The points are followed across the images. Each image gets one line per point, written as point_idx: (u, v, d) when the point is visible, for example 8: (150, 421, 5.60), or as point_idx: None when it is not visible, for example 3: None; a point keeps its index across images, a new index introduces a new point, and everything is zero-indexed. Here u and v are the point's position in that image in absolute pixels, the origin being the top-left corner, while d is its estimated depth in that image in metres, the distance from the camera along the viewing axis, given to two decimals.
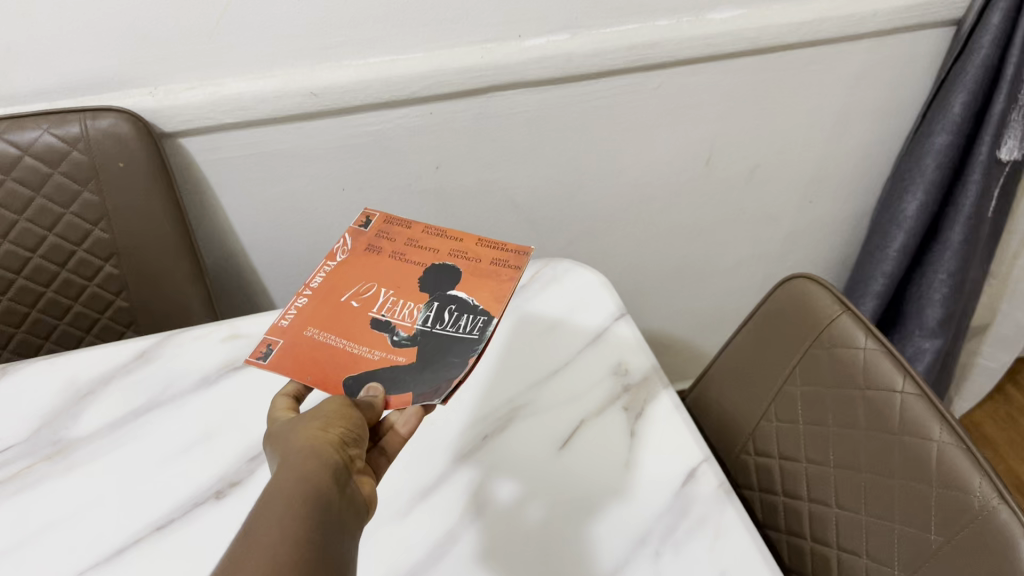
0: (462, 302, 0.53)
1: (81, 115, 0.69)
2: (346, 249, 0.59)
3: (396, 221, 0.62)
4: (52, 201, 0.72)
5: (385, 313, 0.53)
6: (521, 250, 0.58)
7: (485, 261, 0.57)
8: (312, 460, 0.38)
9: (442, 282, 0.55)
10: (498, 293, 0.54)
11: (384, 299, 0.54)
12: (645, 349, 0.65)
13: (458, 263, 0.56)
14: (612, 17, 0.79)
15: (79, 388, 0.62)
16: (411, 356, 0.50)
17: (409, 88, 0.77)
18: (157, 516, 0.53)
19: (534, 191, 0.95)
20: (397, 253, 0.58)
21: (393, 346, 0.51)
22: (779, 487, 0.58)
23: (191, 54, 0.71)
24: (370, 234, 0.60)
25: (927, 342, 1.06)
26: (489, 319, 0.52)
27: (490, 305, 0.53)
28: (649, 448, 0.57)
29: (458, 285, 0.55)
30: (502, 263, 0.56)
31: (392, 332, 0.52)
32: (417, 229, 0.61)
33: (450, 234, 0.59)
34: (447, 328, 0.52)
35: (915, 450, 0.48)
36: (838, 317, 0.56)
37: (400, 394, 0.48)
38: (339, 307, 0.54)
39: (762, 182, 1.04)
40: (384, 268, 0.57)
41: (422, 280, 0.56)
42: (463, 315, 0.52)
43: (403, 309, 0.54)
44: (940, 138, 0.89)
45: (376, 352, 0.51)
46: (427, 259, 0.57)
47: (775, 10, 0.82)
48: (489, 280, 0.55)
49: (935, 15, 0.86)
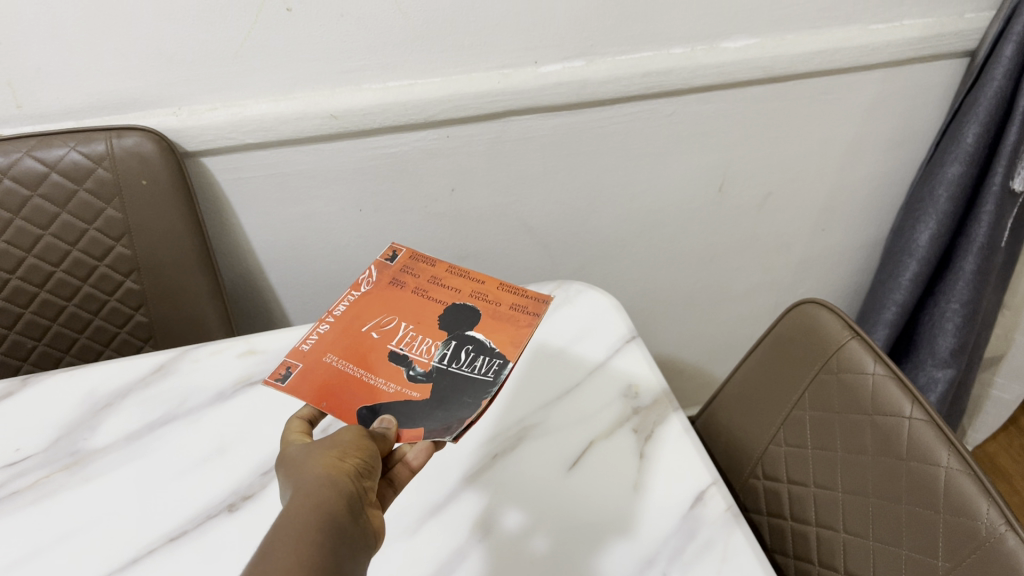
0: (480, 343, 0.55)
1: (107, 133, 0.71)
2: (371, 280, 0.60)
3: (420, 258, 0.63)
4: (77, 217, 0.73)
5: (403, 347, 0.54)
6: (539, 297, 0.60)
7: (505, 305, 0.58)
8: (329, 488, 0.39)
9: (461, 321, 0.56)
10: (515, 338, 0.55)
11: (404, 333, 0.55)
12: (655, 372, 0.66)
13: (478, 305, 0.58)
14: (628, 45, 0.80)
15: (96, 402, 0.63)
16: (425, 392, 0.51)
17: (426, 112, 0.79)
18: (171, 528, 0.53)
19: (548, 215, 0.96)
20: (420, 289, 0.59)
21: (409, 381, 0.52)
22: (787, 512, 0.58)
23: (215, 75, 0.73)
24: (394, 268, 0.62)
25: (940, 372, 1.05)
26: (504, 363, 0.53)
27: (506, 349, 0.54)
28: (657, 471, 0.57)
29: (476, 326, 0.56)
30: (521, 309, 0.58)
31: (408, 365, 0.53)
32: (441, 267, 0.62)
33: (473, 276, 0.61)
34: (463, 367, 0.53)
35: (923, 476, 0.48)
36: (847, 342, 0.57)
37: (412, 428, 0.48)
38: (359, 337, 0.55)
39: (775, 210, 1.04)
40: (406, 302, 0.58)
41: (442, 317, 0.57)
42: (480, 356, 0.54)
43: (422, 344, 0.55)
44: (953, 168, 0.90)
45: (392, 384, 0.51)
46: (448, 297, 0.59)
47: (789, 39, 0.83)
48: (507, 324, 0.56)
49: (948, 46, 0.87)
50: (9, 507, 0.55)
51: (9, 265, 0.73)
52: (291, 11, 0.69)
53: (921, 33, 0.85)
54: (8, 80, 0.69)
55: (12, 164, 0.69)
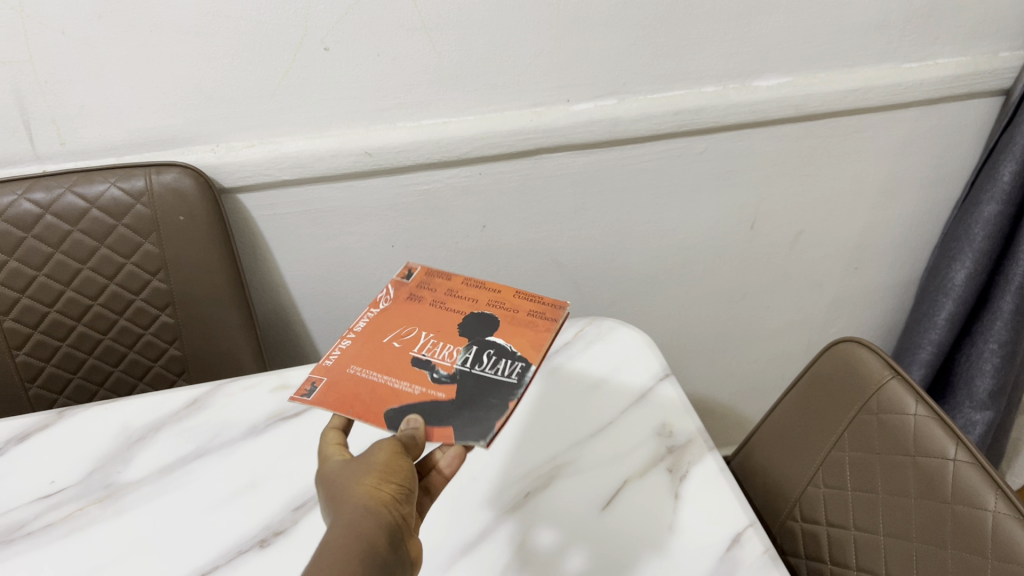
0: (501, 346, 0.54)
1: (147, 170, 0.72)
2: (389, 296, 0.60)
3: (436, 274, 0.63)
4: (115, 252, 0.74)
5: (427, 354, 0.54)
6: (556, 303, 0.59)
7: (522, 313, 0.57)
8: (369, 519, 0.39)
9: (480, 328, 0.56)
10: (534, 343, 0.54)
11: (426, 340, 0.55)
12: (689, 411, 0.65)
13: (497, 312, 0.57)
14: (659, 84, 0.81)
15: (131, 435, 0.63)
16: (450, 391, 0.51)
17: (459, 149, 0.80)
18: (204, 561, 0.53)
19: (578, 250, 0.96)
20: (438, 302, 0.59)
21: (434, 382, 0.51)
22: (826, 556, 0.56)
23: (253, 113, 0.75)
24: (411, 285, 0.61)
25: (978, 414, 1.03)
26: (526, 366, 0.52)
27: (527, 353, 0.54)
28: (692, 511, 0.56)
29: (495, 332, 0.55)
30: (539, 316, 0.57)
31: (432, 368, 0.53)
32: (457, 281, 0.62)
33: (489, 285, 0.60)
34: (486, 370, 0.52)
35: (969, 520, 0.47)
36: (887, 382, 0.56)
37: (441, 428, 0.48)
38: (385, 345, 0.55)
39: (807, 249, 1.03)
40: (427, 312, 0.58)
41: (461, 325, 0.56)
42: (502, 359, 0.53)
43: (443, 350, 0.54)
44: (990, 207, 0.89)
45: (417, 386, 0.51)
46: (466, 308, 0.58)
47: (821, 78, 0.84)
48: (526, 330, 0.56)
49: (983, 85, 0.87)
50: (43, 540, 0.55)
51: (47, 299, 0.74)
52: (328, 50, 0.71)
53: (955, 72, 0.85)
54: (52, 118, 0.71)
55: (53, 200, 0.71)
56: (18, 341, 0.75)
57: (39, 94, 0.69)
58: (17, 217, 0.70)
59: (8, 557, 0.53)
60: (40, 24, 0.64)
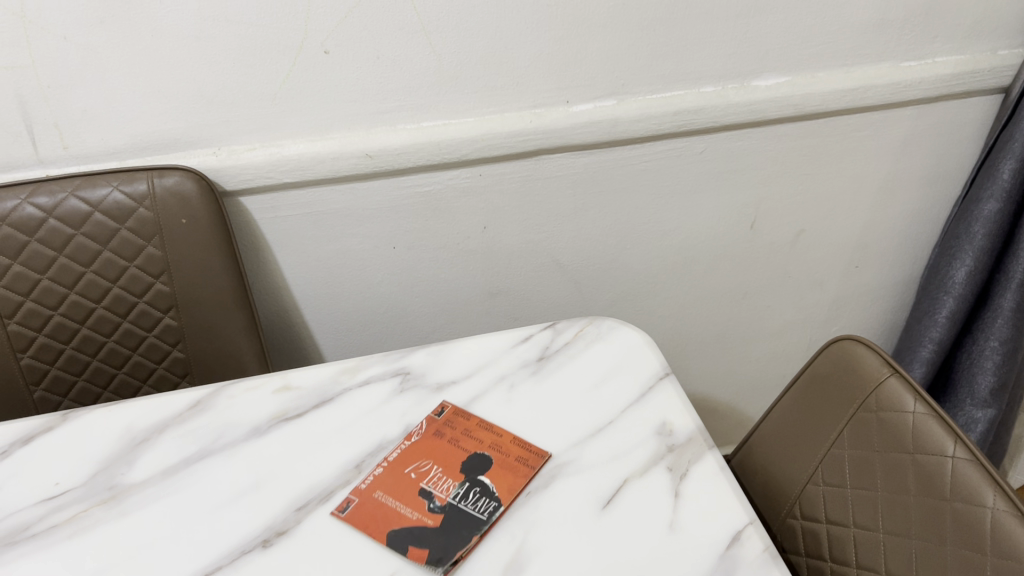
0: (485, 486, 0.59)
1: (149, 174, 0.73)
2: (419, 430, 0.65)
3: (462, 413, 0.66)
4: (118, 255, 0.75)
5: (429, 485, 0.60)
6: (539, 451, 0.62)
7: (513, 453, 0.62)
8: None
9: (477, 467, 0.61)
10: (512, 484, 0.59)
11: (431, 473, 0.61)
12: (690, 410, 0.65)
13: (494, 454, 0.62)
14: (658, 84, 0.81)
15: (135, 437, 0.64)
16: (438, 519, 0.57)
17: (459, 151, 0.80)
18: (207, 562, 0.54)
19: (579, 252, 0.96)
20: (454, 436, 0.64)
21: (428, 511, 0.58)
22: (826, 553, 0.56)
23: (255, 117, 0.75)
24: (440, 421, 0.65)
25: (981, 412, 1.02)
26: (497, 506, 0.58)
27: (504, 494, 0.59)
28: (691, 510, 0.56)
29: (486, 472, 0.61)
30: (527, 451, 0.62)
31: (429, 498, 0.59)
32: (476, 417, 0.66)
33: (497, 427, 0.65)
34: (469, 506, 0.58)
35: (968, 517, 0.48)
36: (886, 380, 0.56)
37: (417, 549, 0.54)
38: (398, 471, 0.61)
39: (808, 249, 1.03)
40: (438, 444, 0.63)
41: (464, 462, 0.62)
42: (483, 498, 0.58)
43: (443, 484, 0.60)
44: (989, 206, 0.89)
45: (415, 512, 0.58)
46: (473, 444, 0.63)
47: (819, 77, 0.84)
48: (512, 470, 0.61)
49: (982, 83, 0.87)
50: (49, 541, 0.55)
51: (51, 303, 0.75)
52: (329, 53, 0.72)
53: (953, 70, 0.85)
54: (56, 123, 0.71)
55: (57, 204, 0.72)
56: (23, 345, 0.75)
57: (42, 99, 0.70)
58: (21, 221, 0.71)
59: (13, 559, 0.54)
60: (42, 29, 0.65)
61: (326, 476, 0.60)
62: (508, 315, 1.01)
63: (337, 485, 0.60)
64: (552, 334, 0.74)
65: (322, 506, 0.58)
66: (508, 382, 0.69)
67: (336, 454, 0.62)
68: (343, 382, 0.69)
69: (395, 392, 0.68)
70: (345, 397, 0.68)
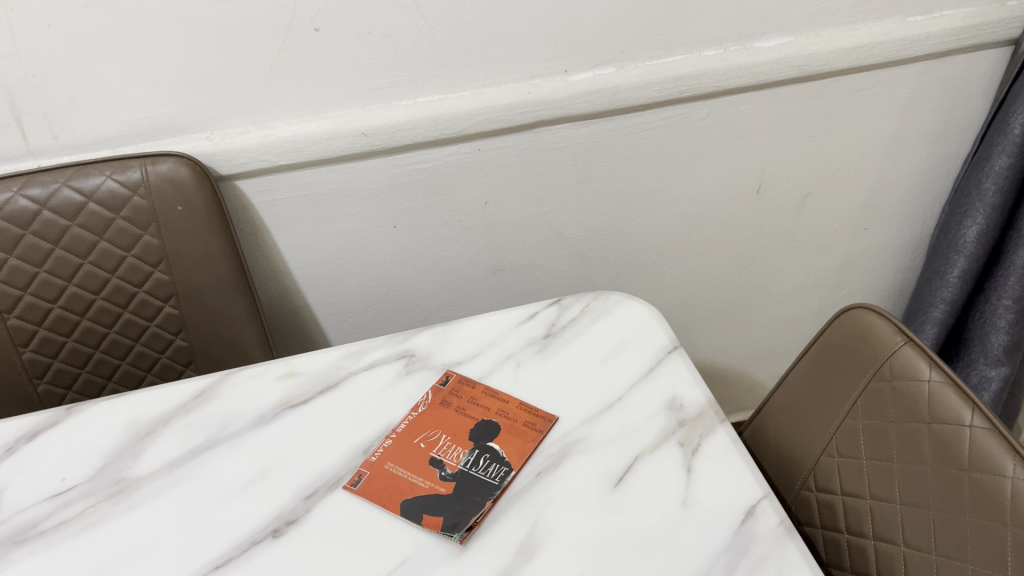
0: (495, 452, 0.60)
1: (142, 161, 0.72)
2: (426, 401, 0.65)
3: (467, 381, 0.67)
4: (115, 245, 0.74)
5: (439, 454, 0.61)
6: (547, 416, 0.63)
7: (520, 420, 0.63)
8: None
9: (485, 434, 0.62)
10: (521, 450, 0.60)
11: (440, 442, 0.62)
12: (700, 383, 0.64)
13: (501, 420, 0.63)
14: (658, 49, 0.79)
15: (140, 429, 0.63)
16: (450, 486, 0.58)
17: (457, 126, 0.78)
18: (217, 554, 0.53)
19: (582, 224, 0.94)
20: (461, 406, 0.65)
21: (440, 478, 0.58)
22: (842, 525, 0.56)
23: (246, 98, 0.74)
24: (445, 391, 0.66)
25: (993, 371, 1.01)
26: (508, 471, 0.58)
27: (514, 459, 0.59)
28: (705, 485, 0.56)
29: (495, 439, 0.61)
30: (533, 419, 0.63)
31: (441, 467, 0.59)
32: (482, 384, 0.67)
33: (503, 395, 0.65)
34: (479, 472, 0.59)
35: (987, 486, 0.47)
36: (900, 348, 0.55)
37: (433, 517, 0.55)
38: (408, 442, 0.61)
39: (816, 211, 1.02)
40: (445, 413, 0.64)
41: (472, 430, 0.63)
42: (492, 464, 0.59)
43: (453, 452, 0.61)
44: (1001, 161, 0.87)
45: (427, 481, 0.58)
46: (480, 412, 0.64)
47: (823, 36, 0.82)
48: (520, 436, 0.61)
49: (991, 36, 0.85)
50: (56, 538, 0.55)
51: (50, 295, 0.74)
52: (319, 31, 0.70)
53: (960, 23, 0.83)
54: (44, 112, 0.70)
55: (50, 195, 0.70)
56: (24, 339, 0.75)
57: (28, 88, 0.68)
58: (13, 214, 0.70)
59: (22, 557, 0.54)
60: (24, 17, 0.64)
61: (334, 463, 0.60)
62: (514, 290, 1.00)
63: (345, 471, 0.59)
64: (558, 310, 0.73)
65: (330, 494, 0.57)
66: (514, 361, 0.69)
67: (344, 440, 0.62)
68: (348, 366, 0.68)
69: (401, 374, 0.67)
70: (351, 380, 0.67)
